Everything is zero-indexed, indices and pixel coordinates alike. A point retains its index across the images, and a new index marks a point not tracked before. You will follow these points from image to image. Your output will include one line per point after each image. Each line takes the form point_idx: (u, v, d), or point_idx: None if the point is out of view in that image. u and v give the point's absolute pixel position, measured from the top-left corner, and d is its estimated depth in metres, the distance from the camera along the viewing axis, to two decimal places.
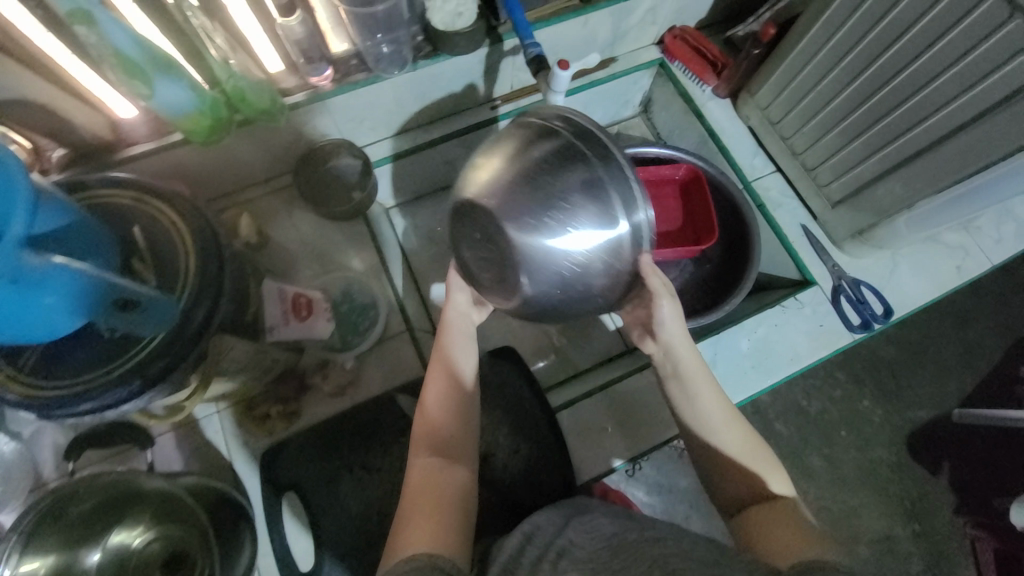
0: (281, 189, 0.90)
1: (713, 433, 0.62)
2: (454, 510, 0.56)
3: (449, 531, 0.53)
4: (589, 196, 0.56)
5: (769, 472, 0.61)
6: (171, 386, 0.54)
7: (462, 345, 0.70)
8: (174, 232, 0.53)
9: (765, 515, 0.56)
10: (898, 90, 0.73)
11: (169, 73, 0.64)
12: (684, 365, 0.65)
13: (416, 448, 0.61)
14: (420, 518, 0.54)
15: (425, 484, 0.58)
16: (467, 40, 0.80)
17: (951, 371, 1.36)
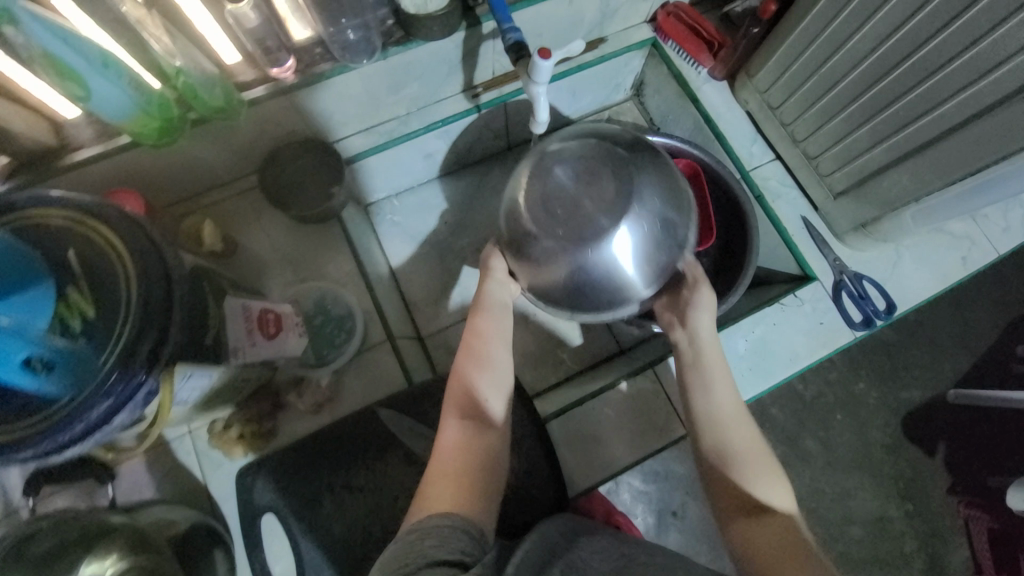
0: (248, 191, 0.85)
1: (726, 430, 0.62)
2: (484, 472, 0.58)
3: (480, 494, 0.56)
4: (665, 209, 0.63)
5: (769, 483, 0.59)
6: (122, 425, 0.50)
7: (500, 316, 0.69)
8: (113, 256, 0.48)
9: (771, 542, 0.54)
10: (905, 76, 0.68)
11: (105, 72, 0.57)
12: (706, 355, 0.65)
13: (447, 408, 0.62)
14: (450, 478, 0.56)
15: (455, 449, 0.59)
16: (441, 24, 0.73)
17: (947, 352, 1.33)
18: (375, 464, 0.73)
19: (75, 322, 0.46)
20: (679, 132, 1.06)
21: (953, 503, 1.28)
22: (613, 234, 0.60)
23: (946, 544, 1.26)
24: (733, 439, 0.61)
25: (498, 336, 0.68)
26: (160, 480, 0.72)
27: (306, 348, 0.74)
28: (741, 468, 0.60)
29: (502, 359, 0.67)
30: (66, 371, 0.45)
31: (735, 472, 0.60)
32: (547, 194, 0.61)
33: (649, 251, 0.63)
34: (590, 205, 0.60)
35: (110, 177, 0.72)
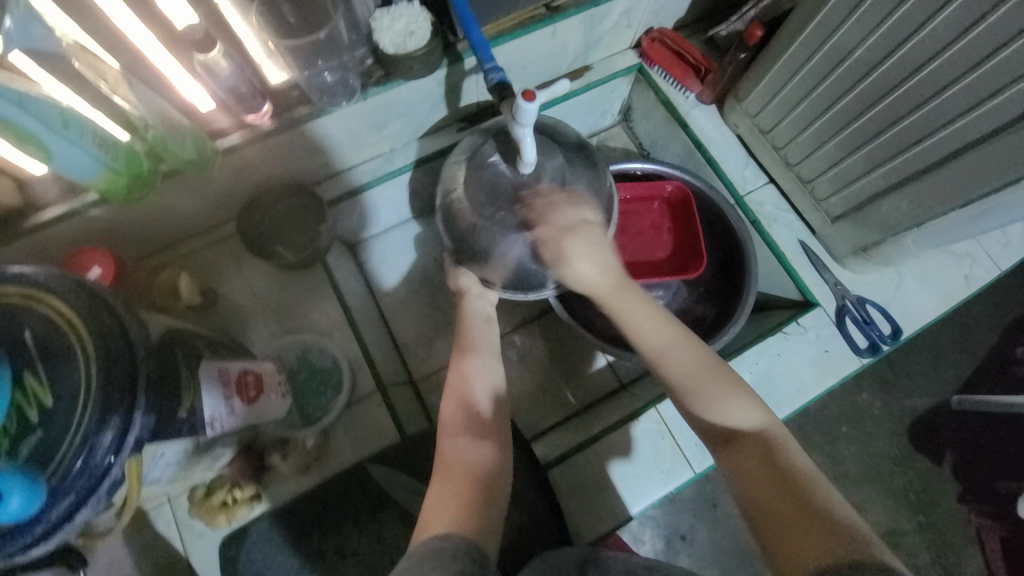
0: (227, 238, 0.81)
1: (663, 362, 0.60)
2: (487, 488, 0.54)
3: (484, 508, 0.52)
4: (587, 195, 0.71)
5: (738, 402, 0.56)
6: (90, 519, 0.46)
7: (484, 336, 0.70)
8: (72, 335, 0.45)
9: (766, 476, 0.51)
10: (900, 101, 0.66)
11: (67, 131, 0.54)
12: (609, 297, 0.62)
13: (441, 432, 0.59)
14: (449, 497, 0.52)
15: (447, 466, 0.55)
16: (422, 62, 0.71)
17: (949, 358, 1.31)
18: (369, 522, 0.70)
19: (32, 411, 0.42)
20: (670, 157, 1.05)
21: (964, 512, 1.23)
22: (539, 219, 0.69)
23: (962, 555, 1.21)
24: (673, 366, 0.59)
25: (486, 351, 0.68)
26: (139, 554, 0.68)
27: (289, 407, 0.71)
28: (698, 395, 0.58)
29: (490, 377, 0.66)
30: (12, 490, 0.37)
31: (693, 399, 0.58)
32: (484, 184, 0.69)
33: None
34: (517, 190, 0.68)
35: (80, 236, 0.69)
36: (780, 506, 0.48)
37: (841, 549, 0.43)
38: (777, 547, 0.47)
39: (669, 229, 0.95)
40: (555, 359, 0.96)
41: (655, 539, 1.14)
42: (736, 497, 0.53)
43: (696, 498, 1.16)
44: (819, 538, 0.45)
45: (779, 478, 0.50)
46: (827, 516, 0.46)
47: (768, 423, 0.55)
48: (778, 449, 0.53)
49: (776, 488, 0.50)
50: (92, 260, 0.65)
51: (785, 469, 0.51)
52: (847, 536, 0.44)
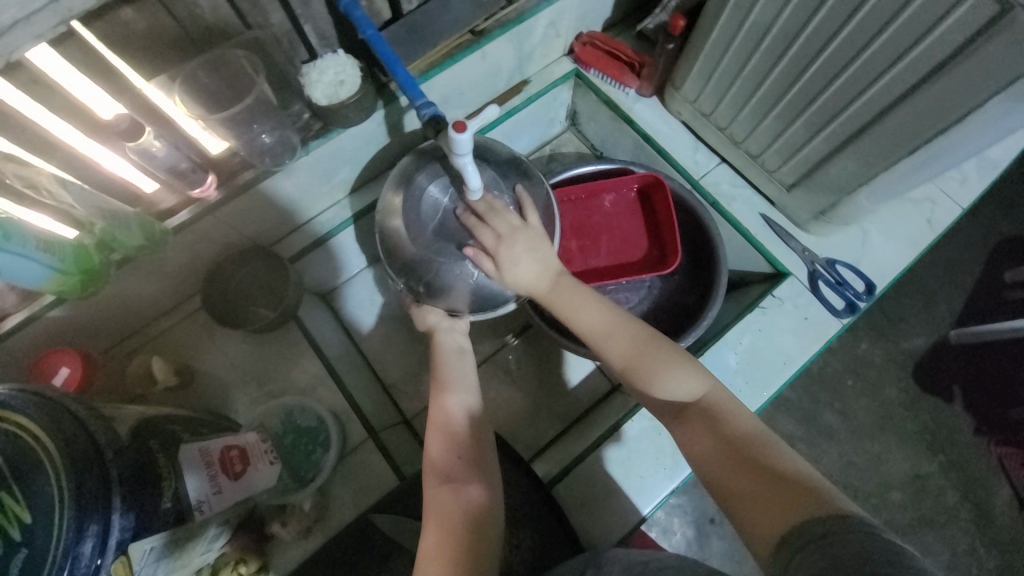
0: (196, 312, 0.81)
1: (602, 342, 0.64)
2: (475, 530, 0.54)
3: (475, 551, 0.53)
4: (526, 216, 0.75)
5: (676, 375, 0.59)
6: None
7: (458, 365, 0.71)
8: (37, 447, 0.44)
9: (725, 451, 0.53)
10: (828, 65, 0.68)
11: (11, 242, 0.53)
12: (549, 295, 0.67)
13: (426, 474, 0.59)
14: (438, 547, 0.53)
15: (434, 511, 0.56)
16: (357, 108, 0.71)
17: (937, 294, 1.31)
18: (381, 573, 0.68)
19: (14, 530, 0.42)
20: (622, 153, 1.06)
21: (981, 444, 1.23)
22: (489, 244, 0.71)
23: (988, 488, 1.21)
24: (609, 347, 0.63)
25: (462, 385, 0.69)
26: None
27: (279, 473, 0.70)
28: (642, 368, 0.61)
29: (469, 413, 0.67)
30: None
31: (641, 377, 0.61)
32: (422, 216, 0.73)
33: None
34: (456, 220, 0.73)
35: (43, 339, 0.68)
36: (745, 478, 0.50)
37: (803, 507, 0.45)
38: (744, 516, 0.49)
39: (629, 226, 0.96)
40: (544, 371, 0.95)
41: (685, 527, 1.13)
42: (701, 473, 0.55)
43: None
44: (782, 500, 0.47)
45: (731, 444, 0.53)
46: (785, 477, 0.49)
47: (709, 391, 0.58)
48: (721, 415, 0.56)
49: (735, 457, 0.52)
50: (58, 361, 0.65)
51: (733, 434, 0.54)
52: (806, 492, 0.47)
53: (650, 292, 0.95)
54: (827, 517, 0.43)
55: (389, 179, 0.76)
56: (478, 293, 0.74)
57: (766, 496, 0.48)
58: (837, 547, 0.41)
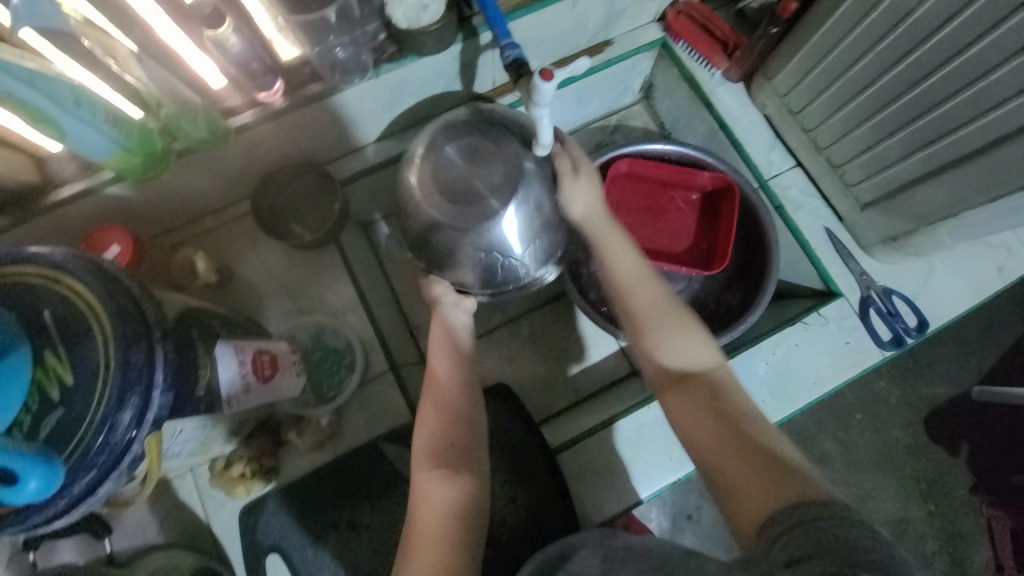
0: (242, 217, 0.82)
1: (629, 293, 0.64)
2: (465, 530, 0.55)
3: (462, 555, 0.53)
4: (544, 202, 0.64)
5: (688, 342, 0.60)
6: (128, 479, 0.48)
7: (455, 351, 0.68)
8: (88, 316, 0.45)
9: (717, 427, 0.53)
10: (946, 80, 0.62)
11: (82, 111, 0.54)
12: (597, 233, 0.67)
13: (416, 463, 0.59)
14: (428, 547, 0.53)
15: (427, 507, 0.56)
16: (436, 38, 0.68)
17: (974, 347, 1.26)
18: (381, 498, 0.74)
19: (54, 389, 0.43)
20: (693, 137, 1.00)
21: (975, 502, 1.21)
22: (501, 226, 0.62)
23: (969, 544, 1.20)
24: (635, 296, 0.63)
25: (462, 370, 0.66)
26: (163, 519, 0.71)
27: (303, 385, 0.73)
28: (654, 328, 0.61)
29: (466, 394, 0.64)
30: (34, 474, 0.38)
31: (652, 339, 0.61)
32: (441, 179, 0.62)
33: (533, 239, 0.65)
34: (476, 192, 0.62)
35: (95, 213, 0.69)
36: (736, 456, 0.50)
37: (790, 489, 0.45)
38: (732, 491, 0.49)
39: (680, 214, 0.93)
40: (568, 343, 0.95)
41: (661, 517, 1.15)
42: (687, 441, 0.55)
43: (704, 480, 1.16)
44: (766, 482, 0.47)
45: (726, 420, 0.53)
46: (778, 463, 0.48)
47: (719, 367, 0.59)
48: (724, 388, 0.57)
49: (727, 433, 0.52)
50: (109, 239, 0.66)
51: (732, 413, 0.54)
52: (791, 476, 0.47)
53: (692, 285, 0.92)
54: (817, 503, 0.43)
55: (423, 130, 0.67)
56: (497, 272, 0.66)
57: (752, 476, 0.48)
58: (820, 532, 0.40)
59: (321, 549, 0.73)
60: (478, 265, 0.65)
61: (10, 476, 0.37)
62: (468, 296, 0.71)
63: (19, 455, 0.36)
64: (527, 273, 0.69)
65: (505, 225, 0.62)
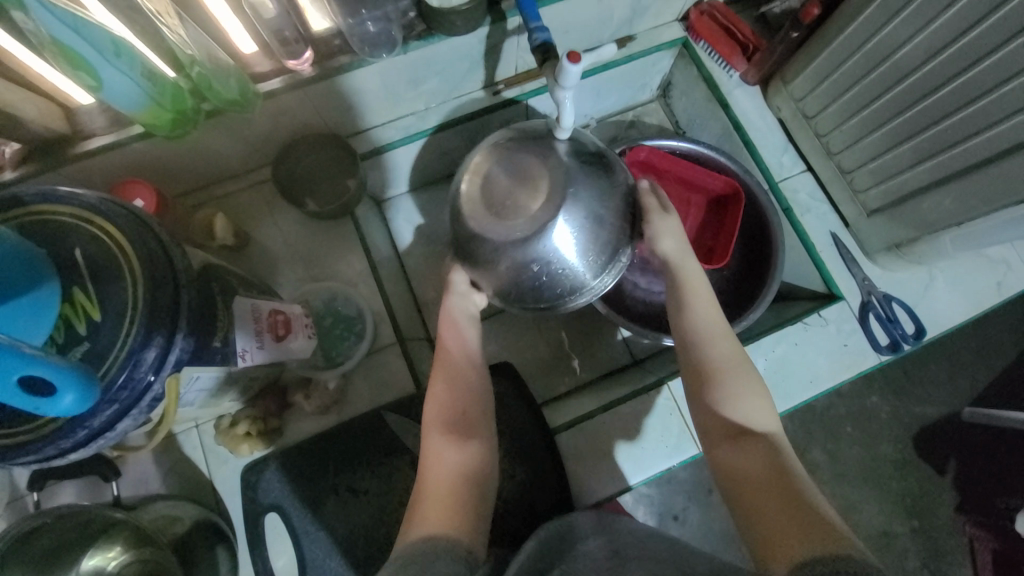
0: (262, 183, 0.83)
1: (702, 343, 0.61)
2: (473, 486, 0.56)
3: (472, 513, 0.54)
4: (596, 203, 0.60)
5: (752, 402, 0.57)
6: (145, 418, 0.49)
7: (465, 330, 0.67)
8: (119, 256, 0.46)
9: (760, 480, 0.51)
10: (959, 90, 0.64)
11: (118, 62, 0.55)
12: (685, 277, 0.64)
13: (428, 428, 0.60)
14: (438, 501, 0.54)
15: (439, 462, 0.57)
16: (465, 18, 0.69)
17: (966, 368, 1.27)
18: (381, 466, 0.76)
19: (81, 325, 0.45)
20: (706, 136, 1.02)
21: (958, 521, 1.23)
22: (553, 227, 0.58)
23: (951, 561, 1.22)
24: (712, 348, 0.60)
25: (467, 349, 0.66)
26: (167, 472, 0.73)
27: (313, 349, 0.74)
28: (716, 384, 0.58)
29: (477, 362, 0.66)
30: (70, 389, 0.39)
31: (713, 388, 0.58)
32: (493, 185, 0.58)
33: (588, 239, 0.61)
34: (527, 198, 0.57)
35: (120, 166, 0.70)
36: (776, 509, 0.48)
37: (825, 543, 0.43)
38: (759, 539, 0.47)
39: (690, 211, 0.94)
40: (572, 331, 0.97)
41: (648, 516, 1.14)
42: (728, 492, 0.53)
43: (692, 480, 1.18)
44: (801, 533, 0.45)
45: (772, 477, 0.51)
46: (812, 513, 0.47)
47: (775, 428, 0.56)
48: (780, 452, 0.54)
49: (769, 486, 0.50)
50: (134, 191, 0.67)
51: (780, 470, 0.51)
52: (827, 532, 0.44)
53: None
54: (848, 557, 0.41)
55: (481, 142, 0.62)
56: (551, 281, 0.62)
57: (790, 530, 0.46)
58: None
59: (319, 513, 0.75)
60: (513, 278, 0.62)
61: (47, 387, 0.39)
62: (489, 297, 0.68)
63: (59, 373, 0.38)
64: (555, 303, 0.66)
65: (558, 251, 0.59)
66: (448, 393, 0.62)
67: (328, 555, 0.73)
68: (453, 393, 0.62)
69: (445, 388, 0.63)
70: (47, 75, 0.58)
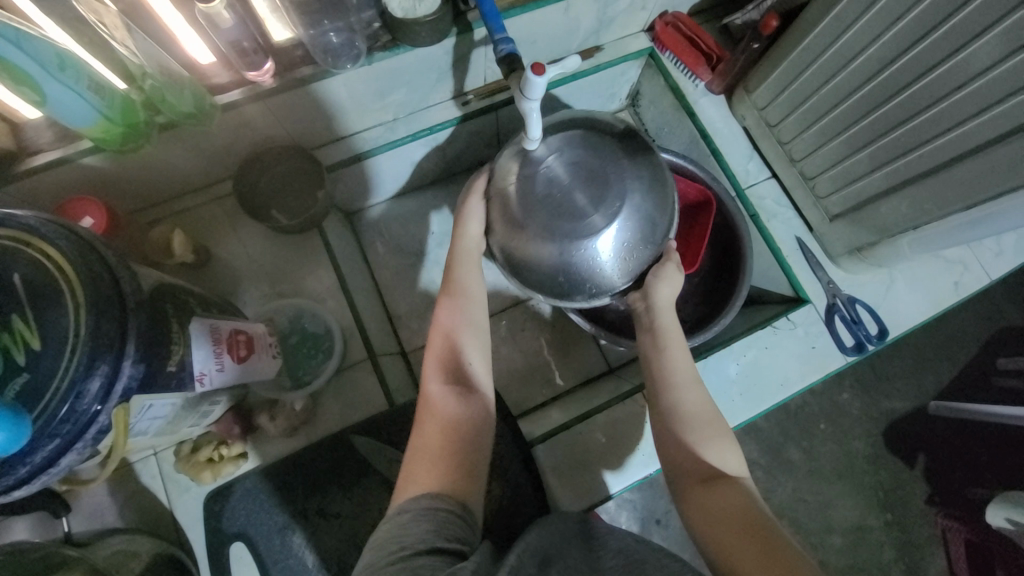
0: (223, 197, 0.81)
1: (673, 388, 0.60)
2: (469, 439, 0.54)
3: (464, 466, 0.51)
4: (641, 219, 0.65)
5: (720, 446, 0.57)
6: (93, 451, 0.46)
7: (471, 273, 0.67)
8: (58, 278, 0.44)
9: (733, 524, 0.49)
10: (911, 100, 0.66)
11: (63, 75, 0.52)
12: (662, 323, 0.66)
13: (427, 377, 0.59)
14: (429, 455, 0.52)
15: (435, 415, 0.55)
16: (431, 29, 0.68)
17: (930, 364, 1.32)
18: (352, 487, 0.74)
19: (20, 354, 0.42)
20: (674, 145, 1.04)
21: (930, 512, 1.26)
22: (596, 229, 0.64)
23: (925, 553, 1.25)
24: (683, 394, 0.59)
25: (472, 297, 0.64)
26: (124, 503, 0.69)
27: (279, 368, 0.72)
28: (688, 426, 0.57)
29: (479, 304, 0.64)
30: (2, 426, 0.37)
31: (684, 432, 0.57)
32: (540, 180, 0.64)
33: (622, 249, 0.66)
34: (579, 198, 0.64)
35: (69, 183, 0.67)
36: (753, 558, 0.46)
37: None
38: None
39: None
40: (548, 339, 0.97)
41: (630, 522, 1.16)
42: (699, 542, 0.51)
43: None
44: None
45: (746, 523, 0.49)
46: (789, 561, 0.45)
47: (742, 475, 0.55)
48: (747, 496, 0.53)
49: (746, 533, 0.48)
50: (82, 210, 0.64)
51: (752, 516, 0.50)
52: None
53: None
54: None
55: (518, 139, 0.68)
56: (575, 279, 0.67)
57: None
58: None
59: (288, 538, 0.72)
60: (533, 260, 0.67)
61: None
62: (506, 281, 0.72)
63: None
64: (562, 302, 0.71)
65: (585, 253, 0.65)
66: (447, 341, 0.61)
67: None
68: (451, 340, 0.61)
69: (444, 335, 0.61)
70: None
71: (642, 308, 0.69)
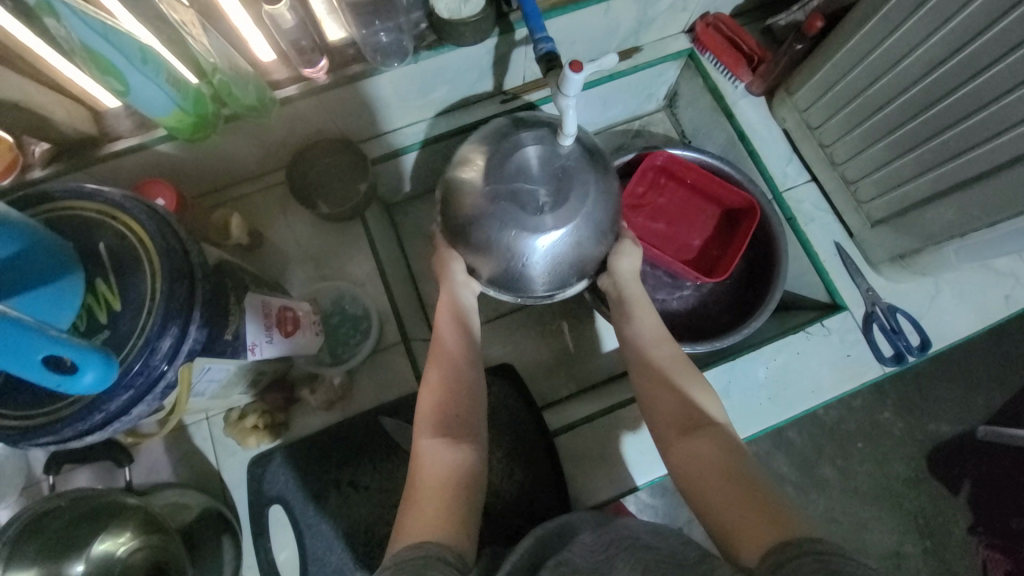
0: (276, 185, 0.87)
1: (645, 346, 0.67)
2: (463, 492, 0.56)
3: (460, 519, 0.53)
4: (584, 235, 0.69)
5: (701, 397, 0.61)
6: (155, 406, 0.52)
7: (457, 322, 0.70)
8: (140, 249, 0.49)
9: (708, 465, 0.54)
10: (959, 103, 0.64)
11: (145, 67, 0.57)
12: (629, 293, 0.73)
13: (418, 429, 0.60)
14: (427, 509, 0.53)
15: (429, 466, 0.57)
16: (475, 29, 0.71)
17: (981, 386, 1.25)
18: (381, 463, 0.77)
19: (102, 313, 0.47)
20: (712, 146, 1.03)
21: (973, 543, 1.19)
22: (545, 233, 0.66)
23: None
24: (654, 352, 0.66)
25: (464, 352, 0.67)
26: (177, 461, 0.75)
27: (320, 345, 0.77)
28: (674, 375, 0.63)
29: (470, 359, 0.67)
30: (92, 366, 0.41)
31: (666, 394, 0.62)
32: (506, 168, 0.65)
33: (558, 257, 0.69)
34: (541, 198, 0.65)
35: (142, 167, 0.74)
36: (730, 497, 0.51)
37: (771, 521, 0.47)
38: (724, 528, 0.49)
39: (699, 218, 0.95)
40: (574, 335, 0.98)
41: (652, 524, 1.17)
42: (683, 487, 0.56)
43: None
44: (759, 518, 0.47)
45: (722, 466, 0.54)
46: (763, 497, 0.50)
47: (725, 420, 0.60)
48: (733, 442, 0.57)
49: (724, 474, 0.53)
50: (157, 191, 0.70)
51: (728, 460, 0.54)
52: (779, 513, 0.48)
53: (698, 291, 0.95)
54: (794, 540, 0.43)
55: (476, 133, 0.73)
56: (508, 270, 0.71)
57: (744, 515, 0.48)
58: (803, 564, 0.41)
59: (322, 506, 0.76)
60: (497, 263, 0.70)
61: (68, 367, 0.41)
62: (479, 285, 0.75)
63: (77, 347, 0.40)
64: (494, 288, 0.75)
65: (533, 253, 0.68)
66: (439, 396, 0.63)
67: (330, 548, 0.74)
68: (443, 396, 0.63)
69: (435, 391, 0.63)
70: (76, 78, 0.62)
71: (613, 290, 0.75)
